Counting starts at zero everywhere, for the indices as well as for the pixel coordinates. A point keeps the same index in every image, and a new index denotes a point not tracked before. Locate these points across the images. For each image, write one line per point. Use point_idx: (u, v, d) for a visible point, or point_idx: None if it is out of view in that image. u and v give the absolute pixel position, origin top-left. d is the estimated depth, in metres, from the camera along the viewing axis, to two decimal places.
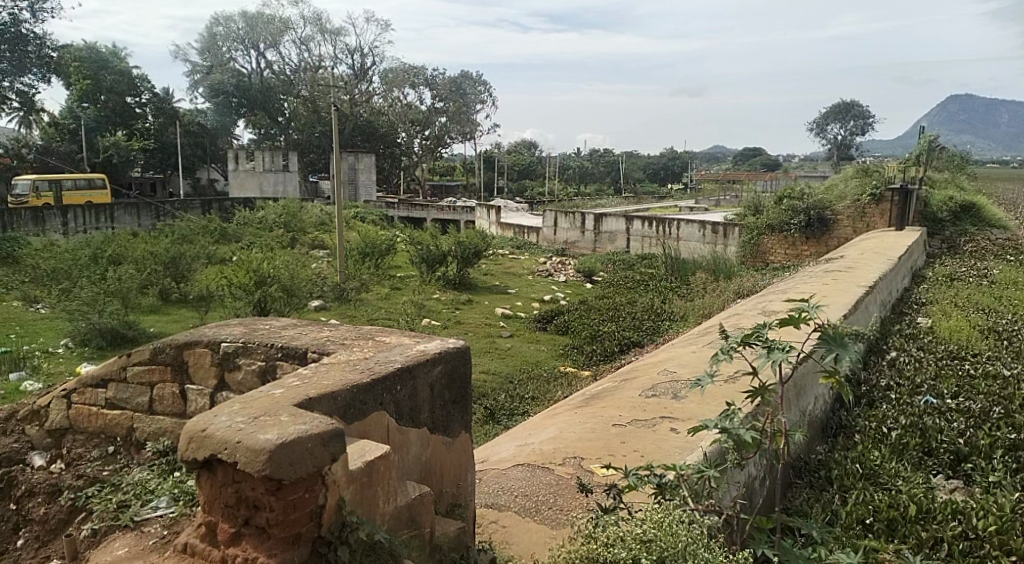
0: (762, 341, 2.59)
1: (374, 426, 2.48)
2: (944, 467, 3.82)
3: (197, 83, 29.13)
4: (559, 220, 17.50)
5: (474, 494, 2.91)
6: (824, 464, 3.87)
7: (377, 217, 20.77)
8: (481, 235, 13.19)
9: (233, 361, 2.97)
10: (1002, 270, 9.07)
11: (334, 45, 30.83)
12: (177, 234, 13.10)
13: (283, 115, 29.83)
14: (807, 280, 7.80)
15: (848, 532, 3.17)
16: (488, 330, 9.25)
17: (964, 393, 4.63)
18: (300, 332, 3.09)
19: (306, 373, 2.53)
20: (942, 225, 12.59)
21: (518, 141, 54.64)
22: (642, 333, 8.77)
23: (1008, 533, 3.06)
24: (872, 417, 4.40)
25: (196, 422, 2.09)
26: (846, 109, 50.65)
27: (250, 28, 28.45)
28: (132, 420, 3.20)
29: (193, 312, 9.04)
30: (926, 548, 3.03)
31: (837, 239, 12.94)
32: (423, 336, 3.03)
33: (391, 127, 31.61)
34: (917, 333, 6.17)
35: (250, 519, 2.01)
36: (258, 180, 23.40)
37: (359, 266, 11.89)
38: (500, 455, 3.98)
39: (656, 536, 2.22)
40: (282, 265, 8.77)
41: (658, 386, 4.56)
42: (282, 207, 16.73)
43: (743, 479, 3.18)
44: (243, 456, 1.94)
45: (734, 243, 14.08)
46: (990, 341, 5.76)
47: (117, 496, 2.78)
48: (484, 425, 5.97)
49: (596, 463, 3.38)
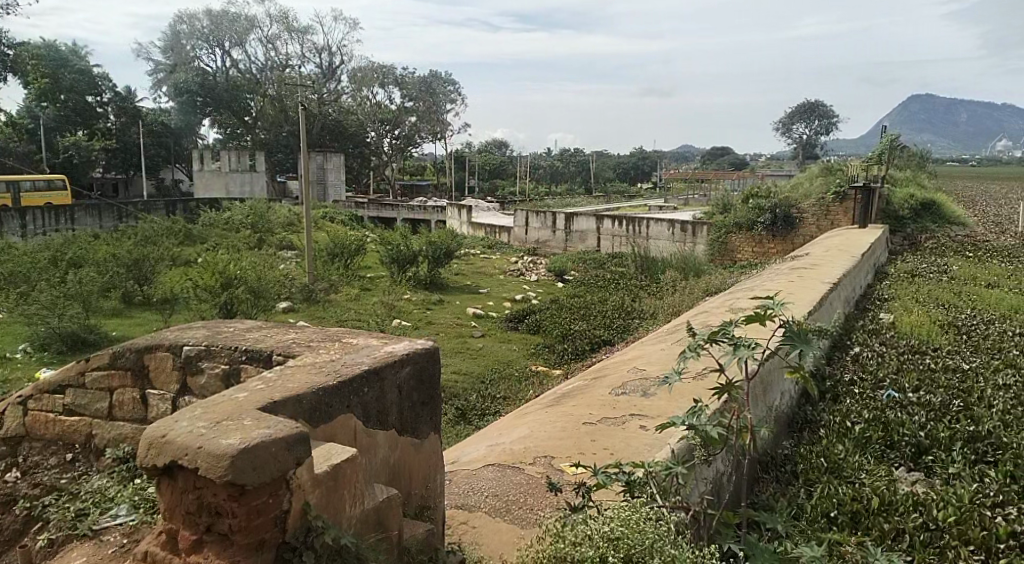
0: (729, 338, 2.61)
1: (340, 428, 2.45)
2: (906, 459, 3.90)
3: (160, 82, 28.68)
4: (531, 219, 17.53)
5: (443, 496, 2.89)
6: (790, 459, 3.92)
7: (347, 218, 20.63)
8: (452, 235, 13.14)
9: (196, 365, 2.91)
10: (961, 266, 9.30)
11: (302, 44, 30.52)
12: (141, 235, 12.83)
13: (249, 114, 29.42)
14: (772, 278, 7.89)
15: (813, 525, 3.21)
16: (459, 330, 9.22)
17: (924, 387, 4.73)
18: (263, 335, 3.04)
19: (270, 376, 2.48)
20: (904, 222, 12.87)
21: (488, 142, 54.68)
22: (613, 331, 8.81)
23: (966, 524, 3.14)
24: (836, 411, 4.47)
25: (156, 428, 2.05)
26: (811, 108, 51.64)
27: (215, 26, 28.01)
28: (92, 426, 3.13)
29: (157, 315, 8.88)
30: (888, 540, 3.10)
31: (802, 237, 13.15)
32: (391, 337, 3.01)
33: (360, 127, 31.35)
34: (879, 328, 6.29)
35: (212, 526, 1.97)
36: (224, 181, 23.07)
37: (328, 268, 11.79)
38: (470, 456, 3.97)
39: (623, 534, 2.23)
40: (250, 267, 8.64)
41: (628, 384, 4.58)
42: (249, 207, 16.47)
43: (710, 475, 3.21)
44: (204, 462, 1.90)
45: (702, 241, 14.22)
46: (949, 335, 5.91)
47: (76, 503, 2.72)
48: (455, 424, 5.97)
49: (566, 462, 3.39)
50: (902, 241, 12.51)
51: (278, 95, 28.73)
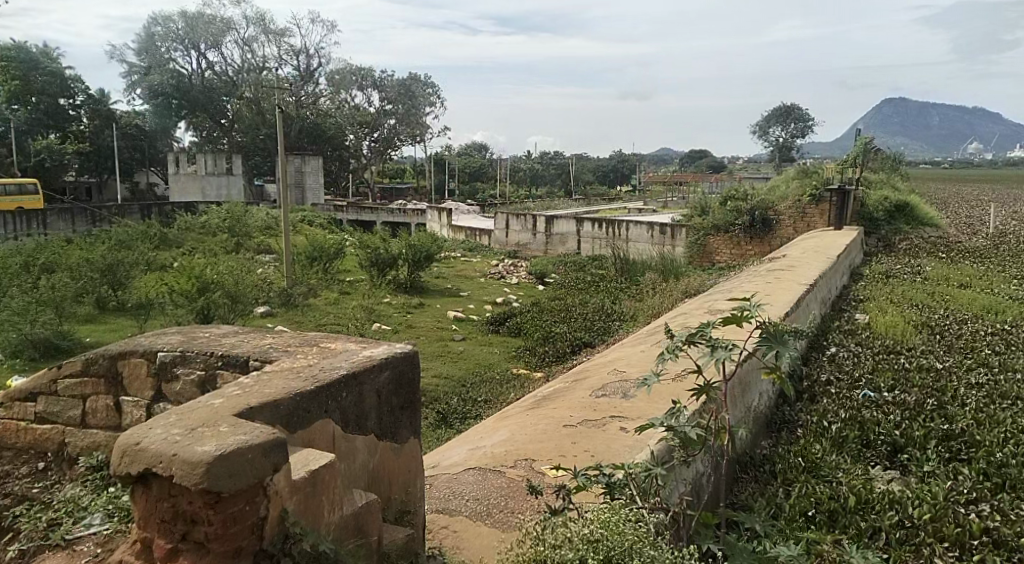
0: (706, 340, 2.63)
1: (318, 435, 2.42)
2: (882, 458, 3.95)
3: (134, 84, 28.36)
4: (511, 223, 17.54)
5: (423, 501, 2.87)
6: (768, 459, 3.95)
7: (326, 221, 20.53)
8: (432, 237, 13.07)
9: (171, 371, 2.87)
10: (934, 267, 9.45)
11: (279, 46, 30.31)
12: (115, 240, 12.66)
13: (225, 117, 29.16)
14: (751, 280, 7.95)
15: (791, 524, 3.24)
16: (439, 333, 9.19)
17: (899, 386, 4.80)
18: (241, 340, 3.01)
19: (247, 381, 2.45)
20: (879, 224, 13.07)
21: (468, 145, 54.70)
22: (593, 334, 8.84)
23: (941, 521, 3.19)
24: (813, 411, 4.53)
25: (130, 435, 2.02)
26: (788, 112, 52.26)
27: (191, 28, 27.74)
28: (64, 434, 3.10)
29: (132, 322, 8.76)
30: (865, 538, 3.13)
31: (779, 239, 13.31)
32: (369, 341, 2.98)
33: (338, 130, 31.07)
34: (855, 328, 6.39)
35: (187, 534, 1.94)
36: (200, 184, 22.90)
37: (306, 272, 11.70)
38: (451, 459, 3.96)
39: (603, 536, 2.23)
40: (227, 271, 8.55)
41: (609, 386, 4.59)
42: (226, 210, 16.30)
43: (690, 477, 3.22)
44: (179, 470, 1.88)
45: (681, 244, 14.34)
46: (923, 335, 6.00)
47: (47, 513, 2.68)
48: (436, 428, 5.95)
49: (547, 464, 3.39)
50: (877, 242, 12.69)
51: (255, 98, 28.48)
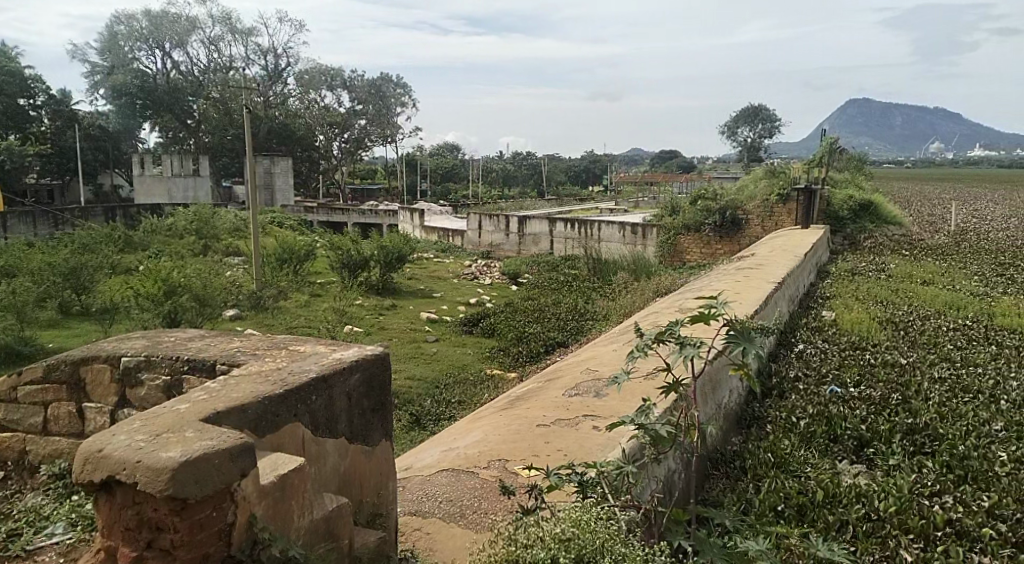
0: (675, 338, 2.65)
1: (287, 439, 2.39)
2: (849, 452, 4.02)
3: (97, 84, 27.80)
4: (483, 223, 17.52)
5: (395, 503, 2.85)
6: (738, 455, 4.00)
7: (296, 222, 20.32)
8: (404, 238, 13.00)
9: (135, 377, 2.83)
10: (898, 265, 9.65)
11: (246, 46, 29.96)
12: (78, 243, 12.38)
13: (192, 117, 28.70)
14: (721, 278, 8.05)
15: (761, 519, 3.28)
16: (412, 335, 9.14)
17: (864, 382, 4.89)
18: (207, 344, 2.96)
19: (214, 385, 2.42)
20: (844, 223, 13.31)
21: (440, 146, 54.56)
22: (566, 333, 8.87)
23: (906, 513, 3.25)
24: (782, 408, 4.59)
25: (93, 442, 1.98)
26: (755, 113, 53.16)
27: (155, 27, 27.29)
28: (25, 443, 3.06)
29: (96, 326, 8.59)
30: (832, 531, 3.18)
31: (748, 238, 13.48)
32: (339, 343, 2.96)
33: (308, 131, 30.77)
34: (822, 325, 6.49)
35: (153, 542, 1.90)
36: (166, 186, 22.52)
37: (276, 274, 11.58)
38: (423, 462, 3.94)
39: (575, 534, 2.24)
40: (194, 274, 8.41)
41: (581, 385, 4.62)
42: (193, 212, 16.05)
43: (661, 474, 3.24)
44: (143, 476, 1.84)
45: (652, 243, 14.46)
46: (888, 331, 6.12)
47: (8, 522, 2.64)
48: (408, 430, 5.93)
49: (520, 465, 3.39)
50: (843, 240, 12.93)
51: (222, 98, 28.05)
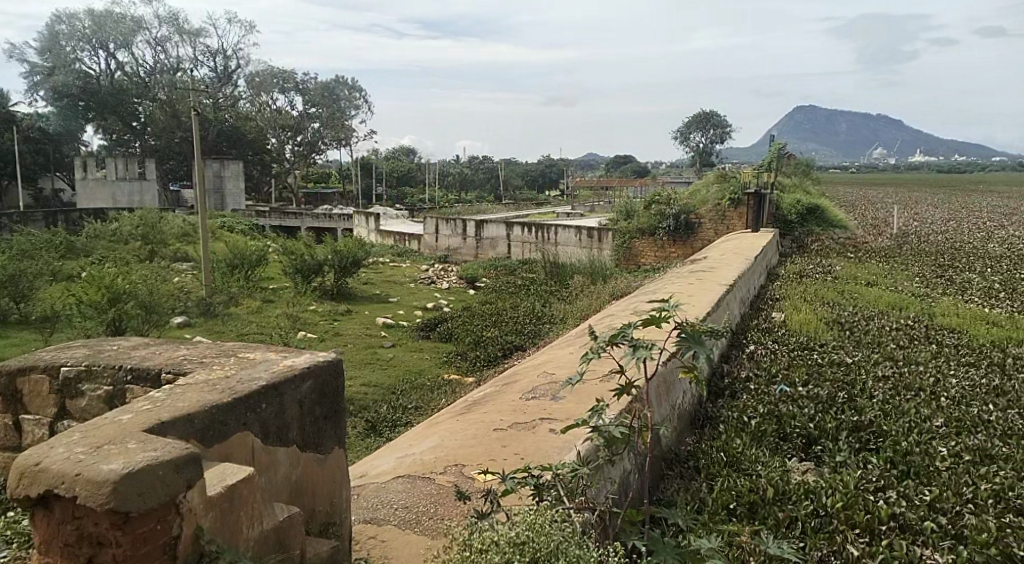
0: (628, 340, 2.67)
1: (237, 448, 2.34)
2: (797, 450, 4.12)
3: (36, 84, 26.85)
4: (440, 227, 17.47)
5: (348, 511, 2.81)
6: (692, 455, 4.05)
7: (247, 227, 19.91)
8: (359, 240, 12.84)
9: (75, 388, 2.73)
10: (844, 267, 9.97)
11: (194, 46, 29.35)
12: (16, 249, 11.92)
13: (137, 119, 27.93)
14: (674, 281, 8.18)
15: (713, 517, 3.33)
16: (368, 341, 9.04)
17: (811, 381, 5.03)
18: (152, 353, 2.88)
19: (158, 395, 2.35)
20: (792, 226, 13.70)
21: (397, 149, 54.23)
22: (524, 337, 8.90)
23: (852, 509, 3.34)
24: (734, 408, 4.67)
25: (30, 455, 1.90)
26: (707, 118, 54.09)
27: (98, 27, 26.51)
28: None
29: (35, 335, 8.29)
30: (782, 528, 3.25)
31: (701, 241, 13.71)
32: (289, 350, 2.90)
33: (259, 134, 30.25)
34: (771, 326, 6.64)
35: (93, 558, 1.84)
36: (110, 191, 21.85)
37: (227, 279, 11.34)
38: (379, 469, 3.89)
39: (529, 537, 2.24)
40: (140, 281, 8.18)
41: (537, 388, 4.64)
42: (139, 216, 15.58)
43: (615, 475, 3.27)
44: (84, 490, 1.78)
45: (608, 247, 14.62)
46: (834, 331, 6.30)
47: None
48: (364, 437, 5.87)
49: (476, 469, 3.38)
50: (791, 243, 13.27)
51: (168, 99, 27.34)
